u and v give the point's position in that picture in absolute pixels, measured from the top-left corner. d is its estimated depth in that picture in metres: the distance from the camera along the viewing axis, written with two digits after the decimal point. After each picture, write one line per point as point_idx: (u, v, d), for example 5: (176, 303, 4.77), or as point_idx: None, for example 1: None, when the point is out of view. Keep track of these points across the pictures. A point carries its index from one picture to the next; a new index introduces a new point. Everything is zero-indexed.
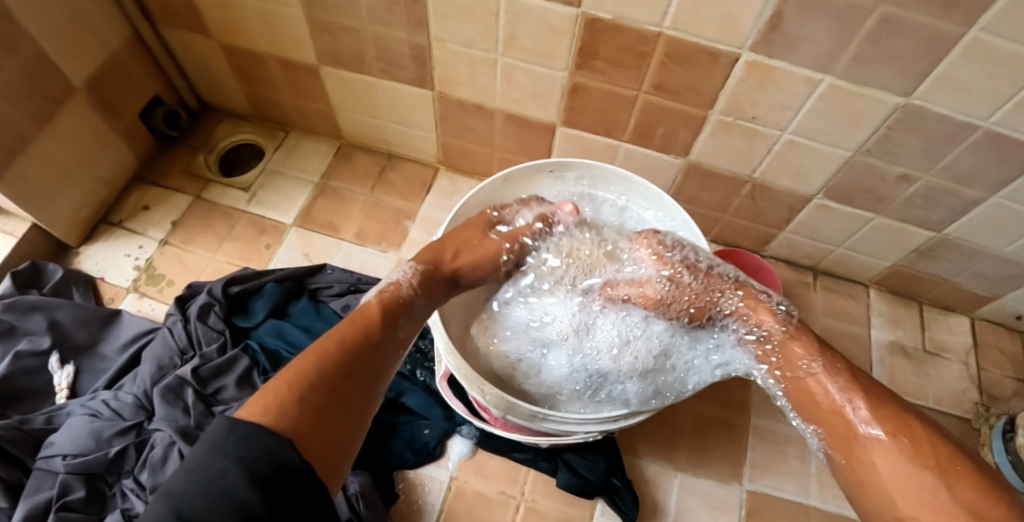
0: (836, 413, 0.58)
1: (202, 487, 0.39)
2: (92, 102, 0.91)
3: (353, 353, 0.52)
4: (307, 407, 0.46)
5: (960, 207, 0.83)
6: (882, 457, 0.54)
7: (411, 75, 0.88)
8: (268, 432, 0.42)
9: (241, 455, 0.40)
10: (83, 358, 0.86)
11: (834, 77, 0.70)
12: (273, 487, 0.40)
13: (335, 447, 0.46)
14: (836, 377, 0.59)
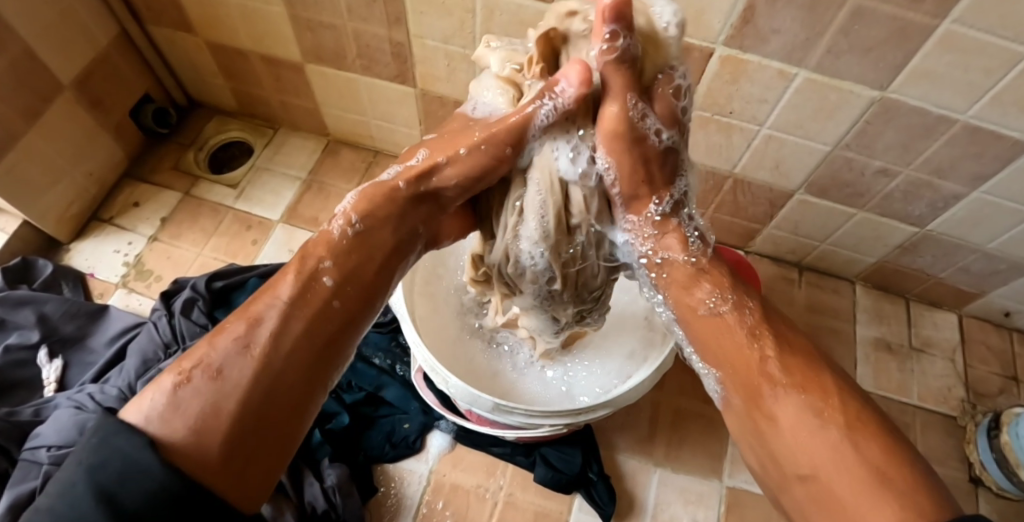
0: (746, 361, 0.47)
1: (53, 505, 0.34)
2: (82, 99, 0.93)
3: (252, 340, 0.44)
4: (188, 407, 0.40)
5: (941, 202, 0.82)
6: (787, 412, 0.44)
7: (392, 71, 0.89)
8: (129, 434, 0.37)
9: (92, 465, 0.35)
10: (72, 351, 0.88)
11: (809, 71, 0.71)
12: (125, 508, 0.34)
13: (244, 443, 0.40)
14: (745, 318, 0.49)
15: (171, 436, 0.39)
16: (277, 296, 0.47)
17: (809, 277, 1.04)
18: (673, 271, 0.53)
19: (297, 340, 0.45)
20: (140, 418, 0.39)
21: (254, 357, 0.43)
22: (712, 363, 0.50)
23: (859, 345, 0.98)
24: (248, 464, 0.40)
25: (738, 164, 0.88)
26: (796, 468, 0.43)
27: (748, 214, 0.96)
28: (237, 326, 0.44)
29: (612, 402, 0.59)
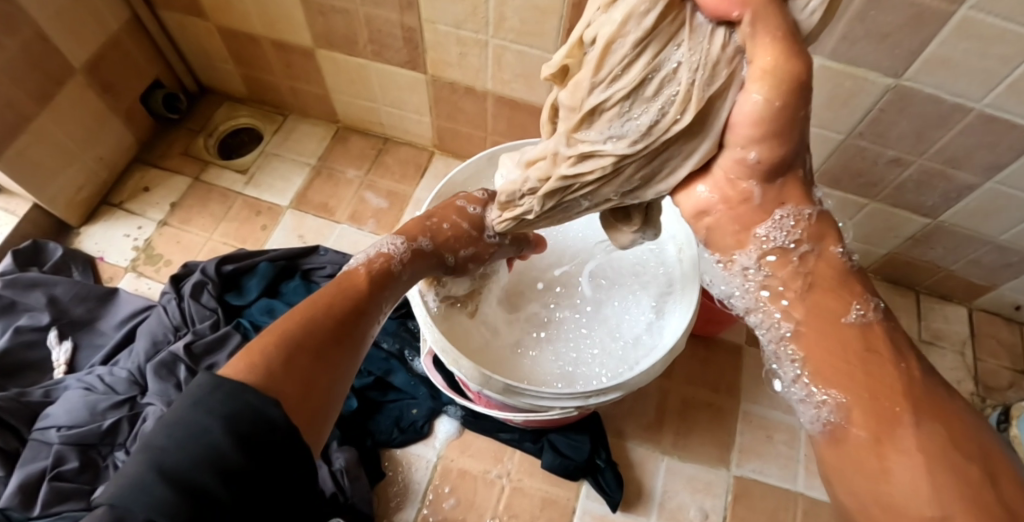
0: (892, 384, 0.37)
1: (179, 445, 0.33)
2: (93, 83, 0.93)
3: (342, 331, 0.47)
4: (299, 371, 0.41)
5: (954, 193, 0.82)
6: (921, 439, 0.35)
7: (403, 57, 0.88)
8: (255, 390, 0.37)
9: (226, 415, 0.35)
10: (81, 333, 0.88)
11: (824, 57, 0.71)
12: (260, 451, 0.35)
13: (327, 419, 0.42)
14: (892, 331, 0.39)
15: (283, 390, 0.39)
16: (355, 301, 0.50)
17: None
18: (820, 264, 0.41)
19: (361, 338, 0.48)
20: (252, 370, 0.39)
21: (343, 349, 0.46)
22: (829, 385, 0.39)
23: None
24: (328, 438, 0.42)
25: None
26: (917, 511, 0.34)
27: None
28: (320, 312, 0.46)
29: (624, 385, 0.59)
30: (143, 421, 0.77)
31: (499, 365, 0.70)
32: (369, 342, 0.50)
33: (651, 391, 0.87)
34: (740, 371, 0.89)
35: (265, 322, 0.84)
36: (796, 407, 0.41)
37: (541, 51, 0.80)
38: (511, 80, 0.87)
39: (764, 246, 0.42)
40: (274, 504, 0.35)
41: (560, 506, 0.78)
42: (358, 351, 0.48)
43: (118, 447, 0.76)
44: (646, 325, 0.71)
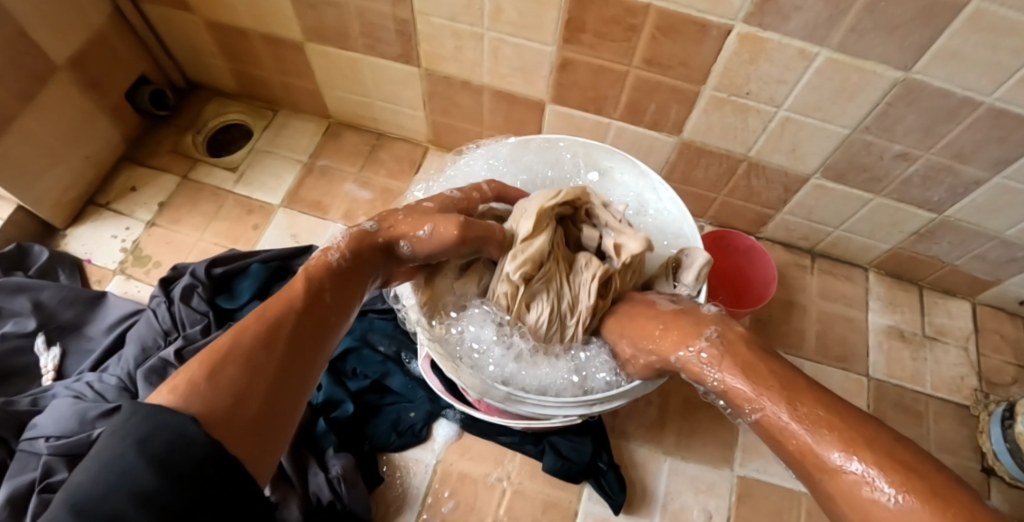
0: (813, 448, 0.47)
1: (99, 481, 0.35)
2: (77, 80, 0.90)
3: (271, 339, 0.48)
4: (225, 384, 0.43)
5: (960, 188, 0.80)
6: (838, 486, 0.45)
7: (396, 50, 0.86)
8: (172, 411, 0.39)
9: (141, 438, 0.37)
10: (70, 339, 0.86)
11: (831, 50, 0.69)
12: (176, 470, 0.36)
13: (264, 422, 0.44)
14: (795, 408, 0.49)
15: (195, 406, 0.41)
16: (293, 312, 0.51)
17: (821, 263, 1.02)
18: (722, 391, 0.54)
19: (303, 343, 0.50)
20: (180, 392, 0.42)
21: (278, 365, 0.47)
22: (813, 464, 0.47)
23: (872, 334, 0.96)
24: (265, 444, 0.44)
25: (754, 148, 0.85)
26: None
27: (762, 199, 0.94)
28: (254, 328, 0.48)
29: (628, 392, 0.59)
30: None
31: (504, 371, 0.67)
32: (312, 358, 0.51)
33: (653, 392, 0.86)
34: None
35: None
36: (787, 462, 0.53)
37: (539, 44, 0.78)
38: (508, 74, 0.84)
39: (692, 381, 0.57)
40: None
41: (563, 509, 0.77)
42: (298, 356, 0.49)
43: None
44: None
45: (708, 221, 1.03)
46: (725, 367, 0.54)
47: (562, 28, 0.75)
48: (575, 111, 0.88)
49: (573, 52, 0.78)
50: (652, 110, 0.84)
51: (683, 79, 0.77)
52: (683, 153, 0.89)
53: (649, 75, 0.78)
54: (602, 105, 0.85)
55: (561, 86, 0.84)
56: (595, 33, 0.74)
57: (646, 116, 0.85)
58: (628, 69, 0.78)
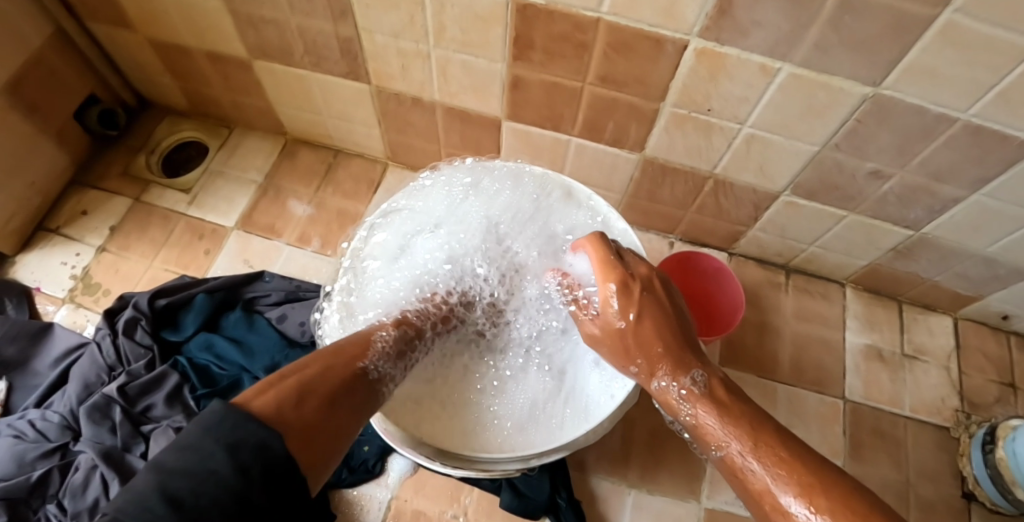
0: (765, 491, 0.49)
1: (186, 467, 0.37)
2: (17, 104, 0.86)
3: (328, 393, 0.48)
4: (302, 411, 0.45)
5: (937, 206, 0.76)
6: None
7: (343, 68, 0.82)
8: (253, 420, 0.41)
9: (231, 444, 0.38)
10: (15, 374, 0.83)
11: (794, 66, 0.64)
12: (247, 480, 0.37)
13: (327, 446, 0.45)
14: (777, 454, 0.50)
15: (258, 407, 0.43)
16: (323, 373, 0.50)
17: (797, 280, 0.97)
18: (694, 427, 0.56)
19: (361, 399, 0.52)
20: (265, 407, 0.43)
21: (336, 408, 0.48)
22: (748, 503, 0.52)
23: (849, 354, 0.92)
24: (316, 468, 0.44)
25: (720, 165, 0.81)
26: None
27: (732, 216, 0.90)
28: (307, 374, 0.49)
29: (564, 445, 0.63)
30: (74, 471, 0.72)
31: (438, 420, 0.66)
32: (374, 404, 0.54)
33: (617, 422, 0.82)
34: None
35: (204, 359, 0.79)
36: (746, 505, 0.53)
37: (488, 61, 0.74)
38: (459, 92, 0.80)
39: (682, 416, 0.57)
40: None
41: None
42: (351, 417, 0.50)
43: (50, 499, 0.72)
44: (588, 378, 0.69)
45: (678, 237, 0.99)
46: (701, 404, 0.56)
47: (510, 45, 0.71)
48: (531, 129, 0.84)
49: (524, 70, 0.74)
50: (611, 128, 0.80)
51: (640, 97, 0.73)
52: (647, 171, 0.85)
53: (605, 93, 0.74)
54: (559, 123, 0.81)
55: (515, 103, 0.80)
56: (544, 50, 0.70)
57: (605, 134, 0.81)
58: (582, 87, 0.74)
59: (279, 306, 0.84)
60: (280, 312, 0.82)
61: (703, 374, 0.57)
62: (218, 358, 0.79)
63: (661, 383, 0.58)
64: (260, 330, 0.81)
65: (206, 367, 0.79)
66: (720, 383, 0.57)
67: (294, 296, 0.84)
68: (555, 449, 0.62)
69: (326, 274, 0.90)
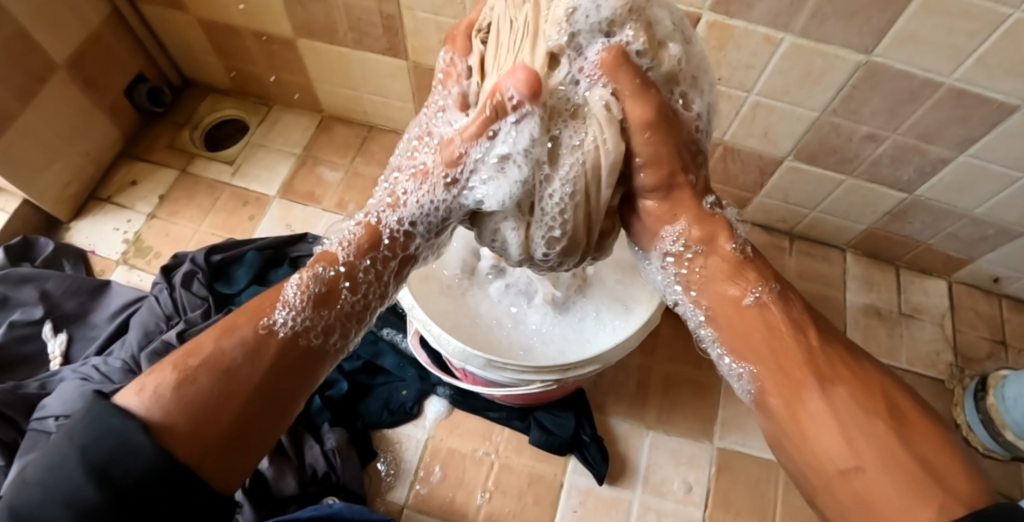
0: (790, 352, 0.46)
1: (40, 477, 0.36)
2: (75, 79, 0.93)
3: (229, 372, 0.43)
4: (191, 399, 0.41)
5: (929, 167, 0.83)
6: (834, 401, 0.42)
7: (383, 45, 0.89)
8: (121, 415, 0.38)
9: (84, 444, 0.36)
10: (75, 326, 0.89)
11: (795, 35, 0.72)
12: (116, 481, 0.35)
13: (230, 446, 0.41)
14: (790, 309, 0.48)
15: (168, 418, 0.40)
16: (219, 341, 0.45)
17: (800, 245, 1.05)
18: (711, 264, 0.53)
19: (286, 375, 0.46)
20: (142, 399, 0.40)
21: (234, 388, 0.43)
22: (744, 360, 0.49)
23: (849, 312, 0.99)
24: (229, 468, 0.41)
25: (728, 132, 0.88)
26: (836, 463, 0.41)
27: (739, 182, 0.97)
28: (207, 348, 0.44)
29: (602, 358, 0.61)
30: None
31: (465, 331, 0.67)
32: (314, 372, 0.49)
33: (635, 368, 0.89)
34: None
35: None
36: (729, 381, 0.52)
37: None
38: None
39: (668, 251, 0.55)
40: None
41: (547, 482, 0.80)
42: (271, 408, 0.44)
43: None
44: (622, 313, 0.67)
45: None
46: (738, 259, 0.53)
47: None
48: None
49: None
50: None
51: None
52: None
53: None
54: None
55: None
56: None
57: None
58: None
59: None
60: None
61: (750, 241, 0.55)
62: None
63: (708, 207, 0.55)
64: None
65: None
66: (760, 253, 0.54)
67: None
68: (591, 365, 0.61)
69: None
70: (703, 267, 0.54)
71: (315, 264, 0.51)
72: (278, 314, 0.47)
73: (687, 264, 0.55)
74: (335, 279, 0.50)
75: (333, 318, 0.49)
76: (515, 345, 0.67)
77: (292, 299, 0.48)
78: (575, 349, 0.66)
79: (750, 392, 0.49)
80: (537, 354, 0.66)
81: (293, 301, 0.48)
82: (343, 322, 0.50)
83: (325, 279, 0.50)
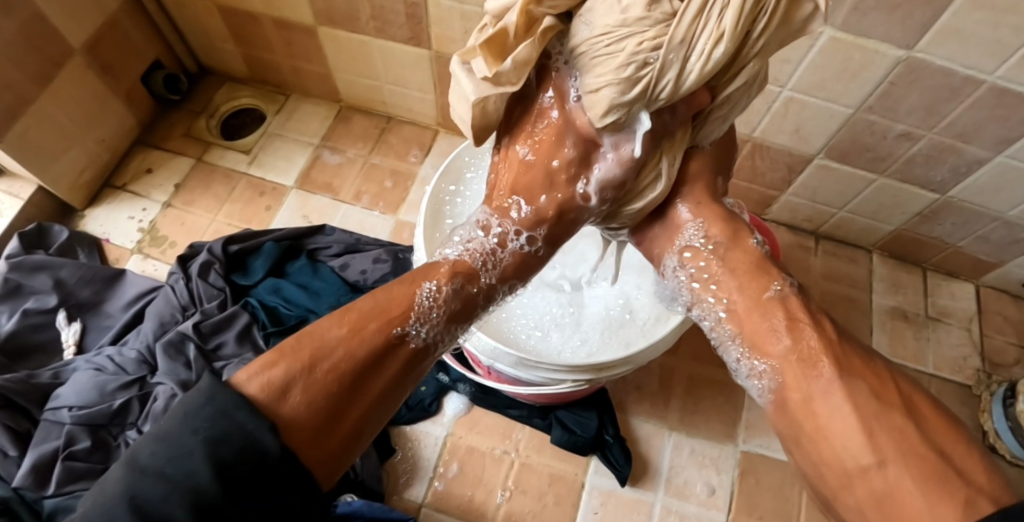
0: (813, 348, 0.42)
1: (162, 467, 0.31)
2: (91, 64, 0.92)
3: (361, 382, 0.39)
4: (321, 408, 0.36)
5: (963, 167, 0.81)
6: (852, 400, 0.38)
7: (406, 33, 0.87)
8: (252, 411, 0.34)
9: (212, 438, 0.32)
10: (89, 315, 0.88)
11: (833, 29, 0.69)
12: (243, 485, 0.32)
13: (345, 449, 0.38)
14: (808, 304, 0.45)
15: (290, 417, 0.35)
16: (346, 338, 0.39)
17: (825, 245, 1.03)
18: (736, 260, 0.49)
19: (398, 381, 0.41)
20: (264, 391, 0.35)
21: (362, 398, 0.39)
22: (763, 357, 0.44)
23: (875, 314, 0.98)
24: (336, 465, 0.38)
25: (758, 128, 0.86)
26: (856, 459, 0.37)
27: (766, 180, 0.95)
28: (335, 353, 0.38)
29: (637, 357, 0.60)
30: (154, 401, 0.76)
31: (491, 328, 0.66)
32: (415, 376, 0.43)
33: (657, 367, 0.88)
34: None
35: (272, 301, 0.84)
36: (745, 384, 0.47)
37: None
38: None
39: (680, 247, 0.52)
40: None
41: (568, 482, 0.79)
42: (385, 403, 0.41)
43: (129, 427, 0.76)
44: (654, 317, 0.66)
45: None
46: (769, 273, 0.47)
47: None
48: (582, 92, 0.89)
49: None
50: None
51: None
52: None
53: None
54: None
55: None
56: None
57: None
58: None
59: (340, 256, 0.90)
60: (342, 261, 0.88)
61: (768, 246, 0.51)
62: (285, 300, 0.84)
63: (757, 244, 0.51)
64: (323, 277, 0.87)
65: (274, 308, 0.84)
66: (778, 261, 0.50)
67: (354, 247, 0.90)
68: (625, 363, 0.60)
69: (382, 230, 0.96)
70: (720, 262, 0.50)
71: (453, 275, 0.46)
72: (411, 325, 0.42)
73: (705, 258, 0.51)
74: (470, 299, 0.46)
75: (459, 333, 0.46)
76: (532, 329, 0.67)
77: (427, 309, 0.43)
78: (601, 345, 0.65)
79: (767, 389, 0.44)
80: (555, 341, 0.66)
81: (428, 312, 0.43)
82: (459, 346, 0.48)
83: (459, 295, 0.45)
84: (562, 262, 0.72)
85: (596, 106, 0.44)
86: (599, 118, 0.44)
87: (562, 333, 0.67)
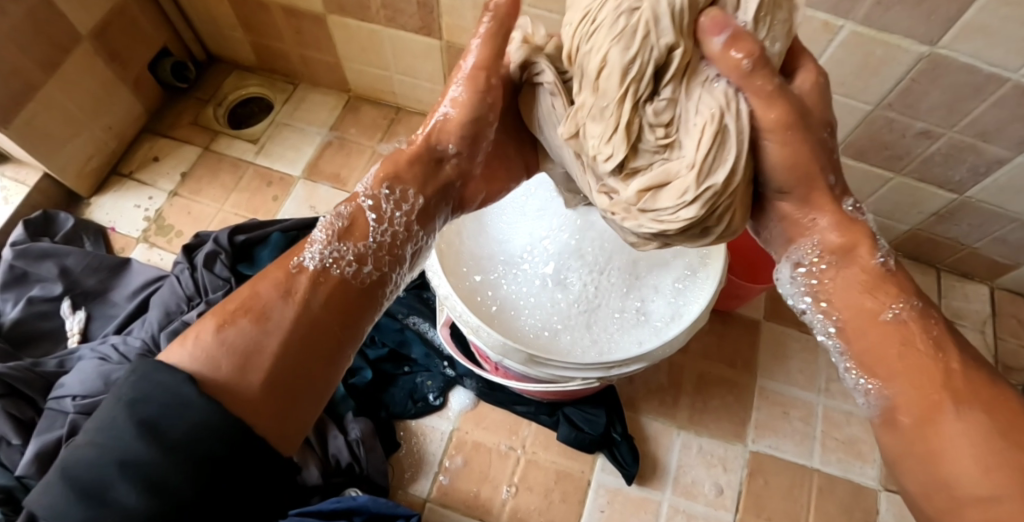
0: (930, 372, 0.44)
1: (94, 436, 0.37)
2: (100, 51, 0.91)
3: (266, 313, 0.44)
4: (231, 342, 0.42)
5: (983, 167, 0.79)
6: (966, 431, 0.41)
7: (417, 23, 0.86)
8: (166, 370, 0.39)
9: (131, 401, 0.37)
10: (94, 304, 0.87)
11: (855, 23, 0.68)
12: (165, 437, 0.36)
13: (277, 398, 0.42)
14: (931, 328, 0.45)
15: (212, 372, 0.40)
16: (255, 287, 0.46)
17: None
18: (843, 271, 0.49)
19: (324, 320, 0.46)
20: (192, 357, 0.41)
21: (272, 333, 0.43)
22: (874, 375, 0.46)
23: None
24: (280, 416, 0.41)
25: None
26: (971, 489, 0.39)
27: None
28: (242, 294, 0.45)
29: (646, 357, 0.60)
30: None
31: (500, 326, 0.65)
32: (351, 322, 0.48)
33: (666, 364, 0.87)
34: (757, 346, 0.88)
35: None
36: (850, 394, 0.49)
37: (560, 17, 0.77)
38: None
39: (793, 260, 0.51)
40: (220, 492, 0.36)
41: (575, 479, 0.78)
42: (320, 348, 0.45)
43: None
44: (669, 316, 0.65)
45: None
46: (892, 291, 0.47)
47: None
48: None
49: None
50: None
51: None
52: None
53: None
54: None
55: None
56: None
57: None
58: None
59: None
60: None
61: (893, 258, 0.49)
62: None
63: (850, 211, 0.50)
64: None
65: None
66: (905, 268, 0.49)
67: None
68: (639, 360, 0.59)
69: None
70: (835, 280, 0.49)
71: (342, 204, 0.51)
72: (306, 254, 0.48)
73: (817, 275, 0.50)
74: (359, 210, 0.51)
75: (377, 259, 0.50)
76: (540, 327, 0.66)
77: (321, 239, 0.49)
78: (612, 342, 0.64)
79: (875, 406, 0.47)
80: (564, 339, 0.65)
81: (320, 238, 0.49)
82: (376, 255, 0.50)
83: (348, 215, 0.51)
84: (583, 261, 0.68)
85: (612, 78, 0.41)
86: (618, 93, 0.41)
87: (571, 332, 0.66)
